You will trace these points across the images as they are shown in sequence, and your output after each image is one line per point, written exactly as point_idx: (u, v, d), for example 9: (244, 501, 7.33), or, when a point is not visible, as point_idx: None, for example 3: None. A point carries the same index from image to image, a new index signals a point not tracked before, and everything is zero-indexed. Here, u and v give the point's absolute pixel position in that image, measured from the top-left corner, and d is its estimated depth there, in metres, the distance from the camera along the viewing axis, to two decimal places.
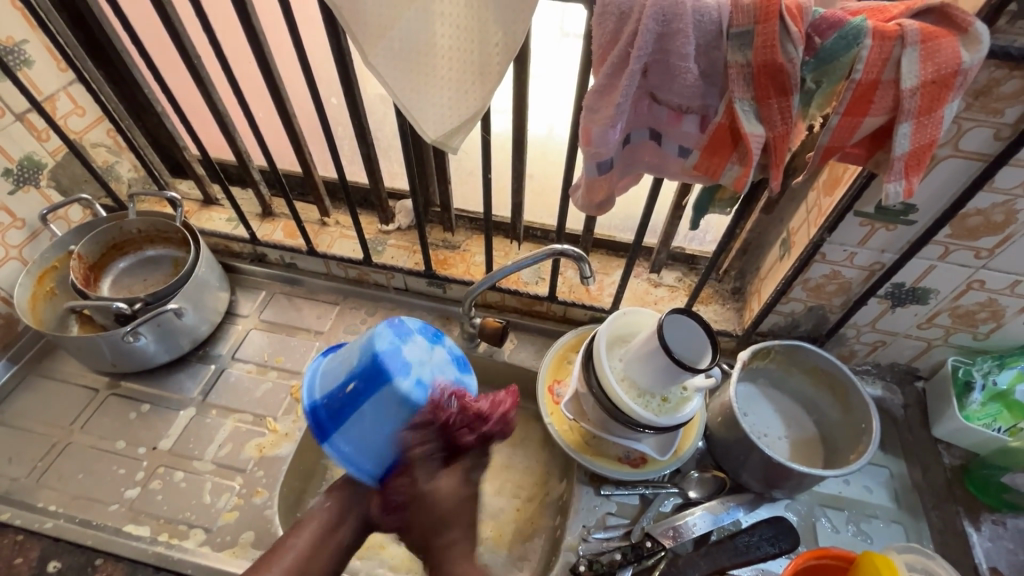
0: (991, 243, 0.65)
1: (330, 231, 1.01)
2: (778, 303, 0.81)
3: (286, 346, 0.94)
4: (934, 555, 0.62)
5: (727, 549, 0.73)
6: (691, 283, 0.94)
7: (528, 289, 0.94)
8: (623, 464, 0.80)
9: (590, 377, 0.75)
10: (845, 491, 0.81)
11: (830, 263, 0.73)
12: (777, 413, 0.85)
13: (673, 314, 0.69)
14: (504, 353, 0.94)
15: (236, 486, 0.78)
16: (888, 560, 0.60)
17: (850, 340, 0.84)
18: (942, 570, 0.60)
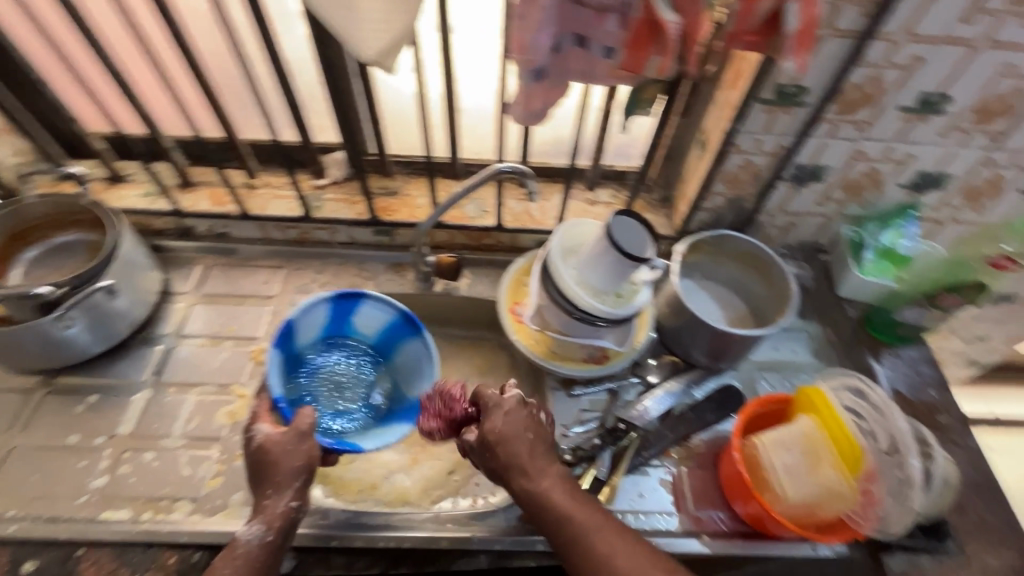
0: (867, 115, 0.76)
1: (261, 193, 0.97)
2: (703, 199, 0.90)
3: (236, 315, 0.91)
4: (851, 372, 0.73)
5: (686, 419, 0.83)
6: (625, 197, 1.01)
7: (475, 222, 0.97)
8: (589, 363, 0.87)
9: (620, 301, 0.80)
10: (775, 355, 0.94)
11: (743, 153, 0.82)
12: (713, 299, 0.95)
13: (618, 215, 0.75)
14: (461, 288, 0.97)
15: (214, 454, 0.77)
16: (816, 389, 0.70)
17: (765, 225, 0.96)
18: (858, 381, 0.71)
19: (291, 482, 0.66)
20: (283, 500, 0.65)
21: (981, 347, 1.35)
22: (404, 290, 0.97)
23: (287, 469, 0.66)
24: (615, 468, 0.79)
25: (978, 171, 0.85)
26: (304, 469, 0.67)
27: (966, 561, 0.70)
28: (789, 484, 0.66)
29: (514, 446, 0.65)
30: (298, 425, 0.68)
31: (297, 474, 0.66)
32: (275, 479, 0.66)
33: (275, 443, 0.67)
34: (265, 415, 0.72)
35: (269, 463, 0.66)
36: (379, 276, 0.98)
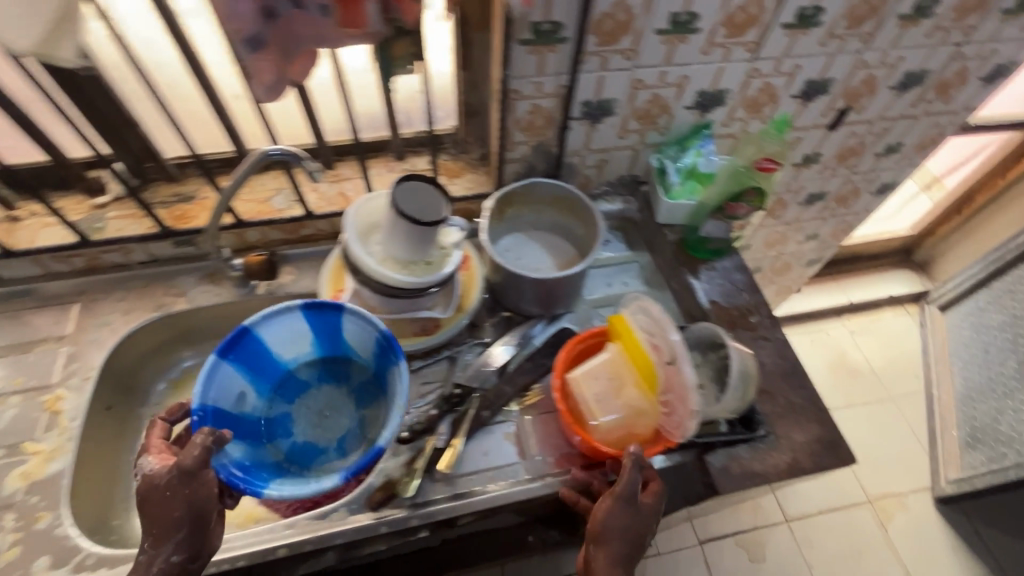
0: (629, 43, 0.77)
1: (28, 224, 0.85)
2: (507, 151, 0.89)
3: (23, 365, 0.81)
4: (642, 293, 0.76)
5: (521, 370, 0.84)
6: (444, 161, 0.99)
7: (283, 214, 0.91)
8: (421, 335, 0.85)
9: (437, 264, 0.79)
10: (608, 290, 0.97)
11: (527, 98, 0.82)
12: (542, 247, 0.96)
13: (402, 182, 0.73)
14: (286, 286, 0.92)
15: (7, 522, 0.69)
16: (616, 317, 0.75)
17: (579, 167, 0.97)
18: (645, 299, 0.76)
19: (172, 533, 0.59)
20: (166, 553, 0.58)
21: (814, 244, 1.48)
22: (222, 299, 0.91)
23: (167, 519, 0.58)
24: (455, 435, 0.77)
25: (749, 83, 0.89)
26: (186, 518, 0.59)
27: (777, 442, 0.76)
28: (598, 409, 0.72)
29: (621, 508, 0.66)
30: (181, 462, 0.59)
31: (178, 523, 0.59)
32: (153, 532, 0.59)
33: (153, 490, 0.60)
34: (157, 448, 0.65)
35: (150, 513, 0.59)
36: (191, 290, 0.91)
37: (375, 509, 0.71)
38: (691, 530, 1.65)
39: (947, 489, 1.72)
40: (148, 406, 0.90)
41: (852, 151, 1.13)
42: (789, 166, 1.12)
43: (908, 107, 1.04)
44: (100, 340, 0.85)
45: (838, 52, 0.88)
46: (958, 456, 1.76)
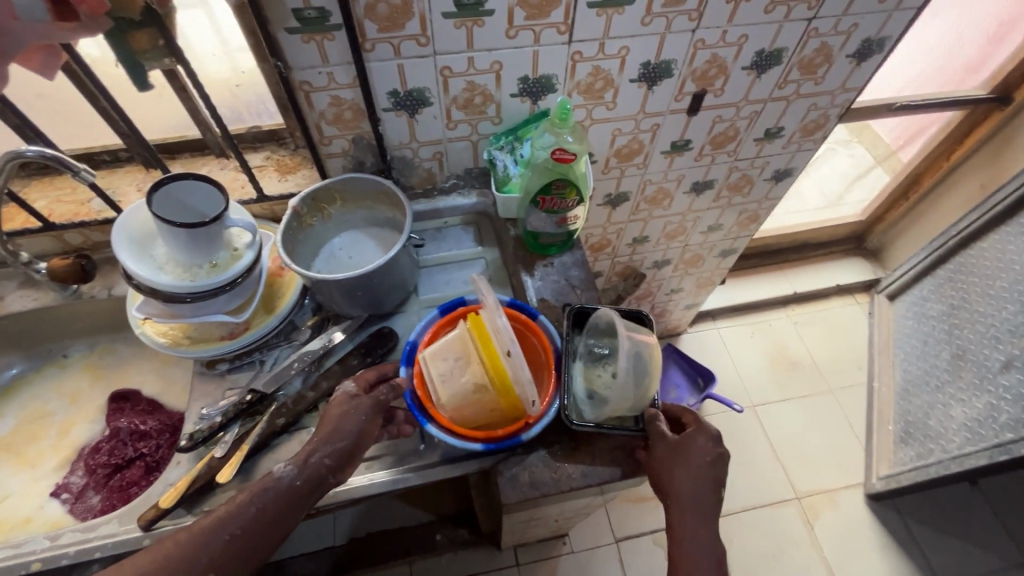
0: (417, 28, 0.73)
1: None
2: (322, 146, 0.86)
3: None
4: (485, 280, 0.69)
5: (329, 372, 0.81)
6: (279, 158, 0.96)
7: (100, 216, 0.89)
8: (225, 341, 0.82)
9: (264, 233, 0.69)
10: (448, 289, 0.93)
11: (324, 90, 0.78)
12: (376, 245, 0.93)
13: (170, 181, 0.71)
14: (109, 288, 0.91)
15: None
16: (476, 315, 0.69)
17: (413, 160, 0.93)
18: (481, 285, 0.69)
19: (333, 448, 0.63)
20: (319, 459, 0.62)
21: (721, 234, 1.42)
22: (43, 304, 0.89)
23: (332, 438, 0.64)
24: (238, 445, 0.74)
25: (575, 68, 0.84)
26: (353, 437, 0.65)
27: (574, 450, 0.73)
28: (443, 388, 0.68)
29: (679, 478, 0.67)
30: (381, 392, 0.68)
31: (350, 435, 0.64)
32: (315, 444, 0.63)
33: (351, 403, 0.67)
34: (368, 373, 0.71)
35: (331, 423, 0.65)
36: (12, 295, 0.89)
37: (145, 527, 0.68)
38: (608, 526, 1.62)
39: (877, 485, 1.66)
40: None
41: (727, 138, 1.07)
42: (658, 154, 1.06)
43: (774, 89, 0.98)
44: None
45: (667, 31, 0.82)
46: (890, 451, 1.70)
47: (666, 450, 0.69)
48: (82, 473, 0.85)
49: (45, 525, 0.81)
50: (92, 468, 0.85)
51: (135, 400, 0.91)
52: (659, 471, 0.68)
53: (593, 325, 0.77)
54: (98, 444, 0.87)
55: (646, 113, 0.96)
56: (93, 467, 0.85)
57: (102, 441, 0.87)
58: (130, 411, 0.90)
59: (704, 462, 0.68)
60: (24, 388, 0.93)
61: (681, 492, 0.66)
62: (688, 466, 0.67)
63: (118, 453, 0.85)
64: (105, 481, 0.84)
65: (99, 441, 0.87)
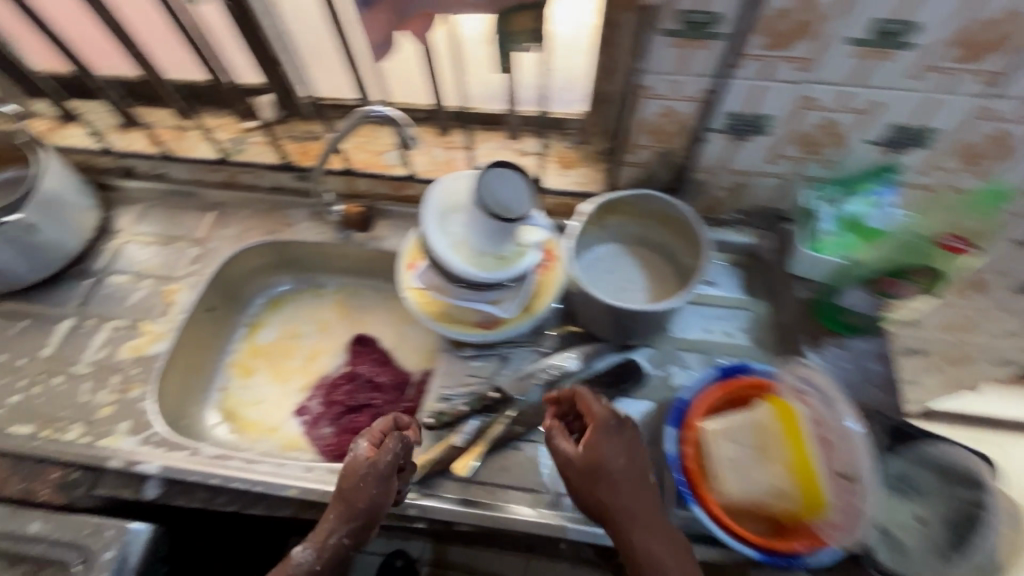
0: (806, 50, 0.61)
1: (192, 135, 0.99)
2: (625, 153, 0.79)
3: (162, 256, 0.95)
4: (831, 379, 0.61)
5: None
6: (559, 148, 0.92)
7: (391, 171, 0.92)
8: (480, 328, 0.81)
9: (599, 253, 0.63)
10: (705, 337, 0.83)
11: (660, 98, 0.70)
12: (639, 266, 0.85)
13: (490, 167, 0.68)
14: (377, 240, 0.95)
15: (113, 383, 0.82)
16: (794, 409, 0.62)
17: (708, 186, 0.83)
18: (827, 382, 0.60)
19: (353, 506, 0.63)
20: (338, 532, 0.63)
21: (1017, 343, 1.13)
22: (322, 239, 0.96)
23: (353, 501, 0.63)
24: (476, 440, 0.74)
25: (973, 126, 0.66)
26: (368, 511, 0.64)
27: None
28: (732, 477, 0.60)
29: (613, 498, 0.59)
30: (379, 461, 0.64)
31: (353, 506, 0.63)
32: (340, 502, 0.64)
33: (364, 474, 0.64)
34: (371, 434, 0.68)
35: (344, 499, 0.64)
36: (299, 224, 0.97)
37: None
38: None
39: None
40: (246, 316, 1.00)
41: None
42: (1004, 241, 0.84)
43: None
44: (221, 248, 0.95)
45: None
46: None
47: (609, 498, 0.59)
48: (320, 402, 0.92)
49: (286, 440, 0.89)
50: (329, 402, 0.91)
51: (373, 349, 0.96)
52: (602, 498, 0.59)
53: (919, 454, 0.67)
54: (337, 380, 0.94)
55: None
56: (331, 401, 0.91)
57: (342, 378, 0.94)
58: (369, 358, 0.95)
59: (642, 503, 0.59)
60: (285, 305, 1.02)
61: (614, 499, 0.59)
62: (629, 519, 0.58)
63: (354, 396, 0.91)
64: (338, 418, 0.90)
65: (339, 377, 0.94)
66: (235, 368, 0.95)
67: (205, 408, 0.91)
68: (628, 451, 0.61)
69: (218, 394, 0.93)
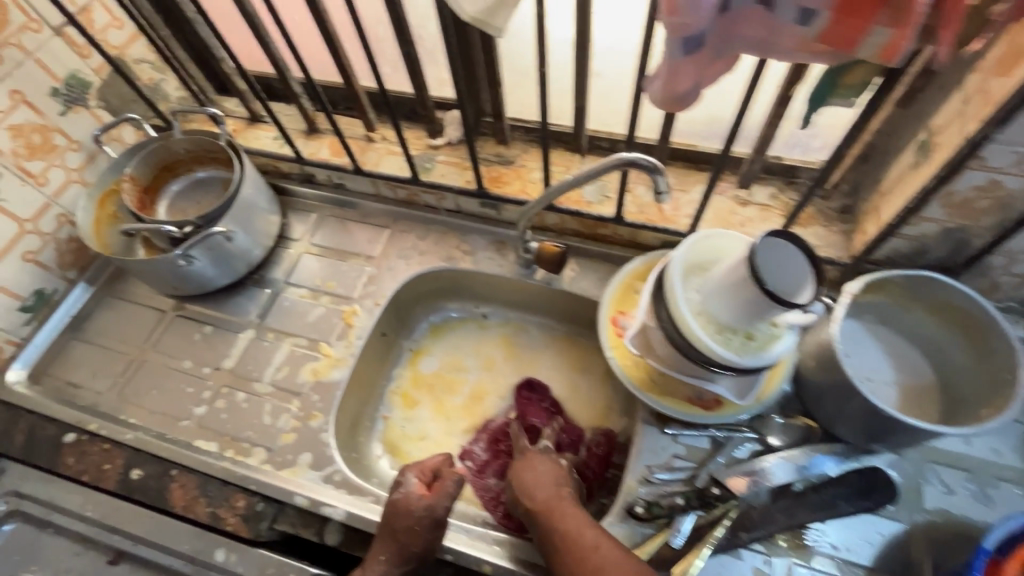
0: None
1: (376, 148, 0.94)
2: (903, 224, 0.66)
3: (337, 272, 0.92)
4: None
5: (809, 502, 0.65)
6: (789, 201, 0.80)
7: (591, 210, 0.83)
8: (693, 406, 0.71)
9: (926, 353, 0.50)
10: (966, 450, 0.68)
11: (990, 170, 0.56)
12: (884, 352, 0.72)
13: (769, 236, 0.57)
14: (563, 281, 0.87)
15: (293, 408, 0.79)
16: None
17: (995, 271, 0.68)
18: None
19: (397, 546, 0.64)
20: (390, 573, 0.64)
21: None
22: (502, 272, 0.89)
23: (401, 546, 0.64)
24: (694, 541, 0.64)
25: None
26: (421, 552, 0.65)
27: None
28: None
29: (532, 488, 0.68)
30: (437, 513, 0.65)
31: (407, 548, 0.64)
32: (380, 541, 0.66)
33: (410, 517, 0.64)
34: (421, 472, 0.69)
35: (396, 540, 0.64)
36: (479, 253, 0.91)
37: None
38: None
39: None
40: (410, 341, 0.95)
41: None
42: None
43: None
44: (396, 271, 0.91)
45: None
46: None
47: (538, 505, 0.66)
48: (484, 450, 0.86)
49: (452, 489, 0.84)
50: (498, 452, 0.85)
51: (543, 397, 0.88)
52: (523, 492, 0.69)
53: None
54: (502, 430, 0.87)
55: None
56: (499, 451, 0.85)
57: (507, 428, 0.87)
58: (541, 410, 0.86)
59: (548, 488, 0.68)
60: (448, 334, 0.96)
61: (541, 497, 0.67)
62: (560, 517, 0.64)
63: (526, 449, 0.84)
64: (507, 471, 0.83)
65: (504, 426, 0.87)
66: (398, 398, 0.91)
67: (370, 438, 0.87)
68: (555, 479, 0.69)
69: (381, 423, 0.89)
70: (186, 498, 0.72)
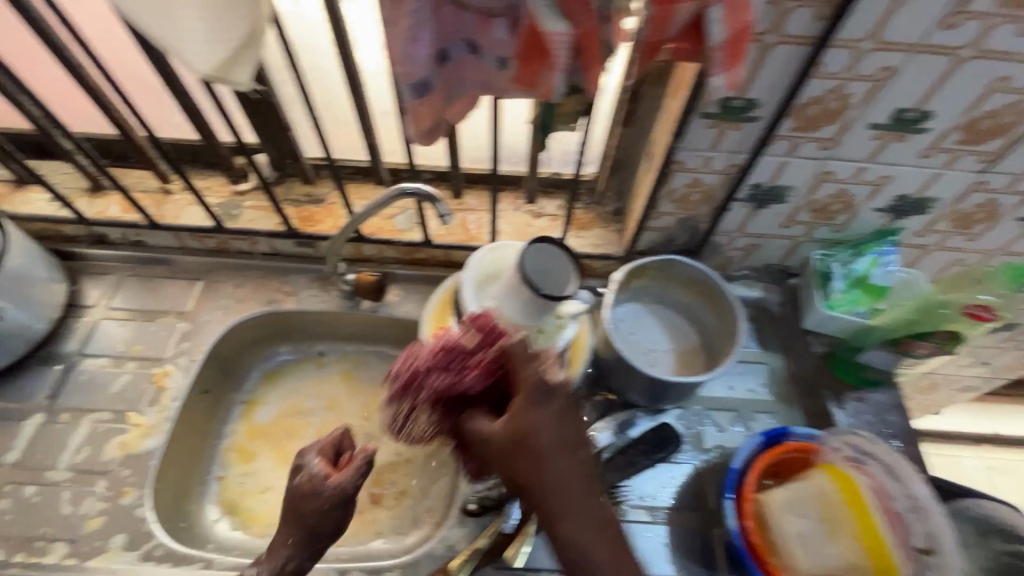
0: (832, 132, 0.65)
1: (176, 199, 0.91)
2: (649, 219, 0.80)
3: (144, 333, 0.86)
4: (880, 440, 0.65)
5: (614, 464, 0.75)
6: (573, 209, 0.92)
7: (403, 237, 0.89)
8: None
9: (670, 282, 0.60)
10: (730, 395, 0.83)
11: (690, 171, 0.72)
12: (659, 326, 0.86)
13: (533, 244, 0.67)
14: (388, 307, 0.90)
15: (99, 490, 0.72)
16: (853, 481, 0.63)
17: (723, 247, 0.85)
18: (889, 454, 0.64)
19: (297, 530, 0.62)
20: (297, 557, 0.62)
21: (979, 371, 1.23)
22: (328, 307, 0.90)
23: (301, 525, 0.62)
24: (523, 522, 0.70)
25: (967, 197, 0.73)
26: (329, 533, 0.63)
27: None
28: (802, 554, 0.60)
29: (545, 459, 0.49)
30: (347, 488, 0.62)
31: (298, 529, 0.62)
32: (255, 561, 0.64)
33: (318, 500, 0.61)
34: (322, 451, 0.66)
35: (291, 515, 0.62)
36: (302, 292, 0.91)
37: None
38: None
39: None
40: (242, 393, 0.92)
41: None
42: None
43: None
44: (213, 323, 0.87)
45: None
46: None
47: (498, 452, 0.51)
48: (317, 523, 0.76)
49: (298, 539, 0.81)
50: None
51: None
52: (518, 426, 0.50)
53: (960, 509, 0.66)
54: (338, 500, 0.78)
55: (1006, 251, 0.82)
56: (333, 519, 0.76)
57: None
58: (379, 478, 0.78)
59: (551, 420, 0.50)
60: (284, 378, 0.95)
61: (540, 429, 0.50)
62: (545, 448, 0.49)
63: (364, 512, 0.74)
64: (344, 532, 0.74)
65: None
66: (233, 454, 0.87)
67: (203, 502, 0.82)
68: (560, 416, 0.51)
69: (216, 484, 0.84)
70: None
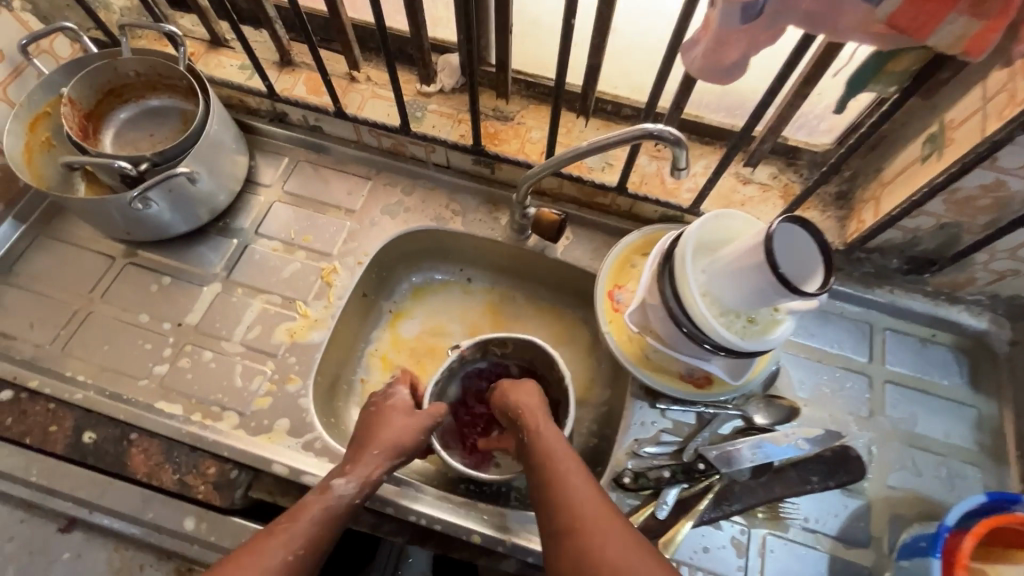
0: None
1: (360, 89, 0.86)
2: (902, 216, 0.67)
3: (314, 224, 0.84)
4: None
5: (787, 478, 0.67)
6: (789, 182, 0.79)
7: (593, 176, 0.80)
8: (685, 383, 0.72)
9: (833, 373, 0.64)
10: (936, 436, 0.74)
11: (998, 170, 0.57)
12: (846, 333, 0.79)
13: (784, 224, 0.56)
14: (557, 249, 0.83)
15: (268, 370, 0.73)
16: None
17: (974, 266, 0.71)
18: None
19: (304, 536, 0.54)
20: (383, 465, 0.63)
21: None
22: (494, 236, 0.85)
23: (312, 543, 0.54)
24: (680, 511, 0.66)
25: None
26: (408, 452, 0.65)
27: None
28: None
29: (524, 409, 0.65)
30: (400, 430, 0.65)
31: (301, 567, 0.52)
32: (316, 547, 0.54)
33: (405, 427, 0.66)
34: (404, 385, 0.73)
35: (394, 434, 0.65)
36: (469, 214, 0.86)
37: None
38: None
39: None
40: (391, 301, 0.90)
41: None
42: None
43: None
44: (380, 228, 0.85)
45: None
46: None
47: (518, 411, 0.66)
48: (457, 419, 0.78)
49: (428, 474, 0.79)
50: None
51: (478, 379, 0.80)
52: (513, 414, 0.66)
53: None
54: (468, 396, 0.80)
55: None
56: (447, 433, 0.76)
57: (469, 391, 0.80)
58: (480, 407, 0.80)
59: (531, 398, 0.67)
60: (432, 296, 0.91)
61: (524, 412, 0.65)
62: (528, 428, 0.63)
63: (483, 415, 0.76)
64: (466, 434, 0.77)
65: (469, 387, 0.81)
66: (377, 361, 0.86)
67: (347, 399, 0.83)
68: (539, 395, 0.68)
69: (358, 387, 0.84)
70: (149, 465, 0.67)
